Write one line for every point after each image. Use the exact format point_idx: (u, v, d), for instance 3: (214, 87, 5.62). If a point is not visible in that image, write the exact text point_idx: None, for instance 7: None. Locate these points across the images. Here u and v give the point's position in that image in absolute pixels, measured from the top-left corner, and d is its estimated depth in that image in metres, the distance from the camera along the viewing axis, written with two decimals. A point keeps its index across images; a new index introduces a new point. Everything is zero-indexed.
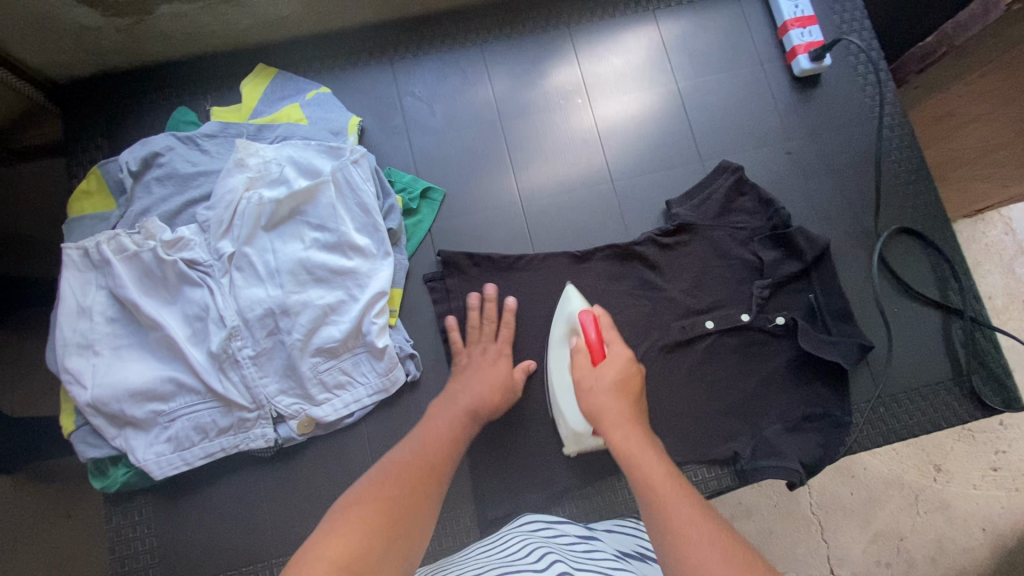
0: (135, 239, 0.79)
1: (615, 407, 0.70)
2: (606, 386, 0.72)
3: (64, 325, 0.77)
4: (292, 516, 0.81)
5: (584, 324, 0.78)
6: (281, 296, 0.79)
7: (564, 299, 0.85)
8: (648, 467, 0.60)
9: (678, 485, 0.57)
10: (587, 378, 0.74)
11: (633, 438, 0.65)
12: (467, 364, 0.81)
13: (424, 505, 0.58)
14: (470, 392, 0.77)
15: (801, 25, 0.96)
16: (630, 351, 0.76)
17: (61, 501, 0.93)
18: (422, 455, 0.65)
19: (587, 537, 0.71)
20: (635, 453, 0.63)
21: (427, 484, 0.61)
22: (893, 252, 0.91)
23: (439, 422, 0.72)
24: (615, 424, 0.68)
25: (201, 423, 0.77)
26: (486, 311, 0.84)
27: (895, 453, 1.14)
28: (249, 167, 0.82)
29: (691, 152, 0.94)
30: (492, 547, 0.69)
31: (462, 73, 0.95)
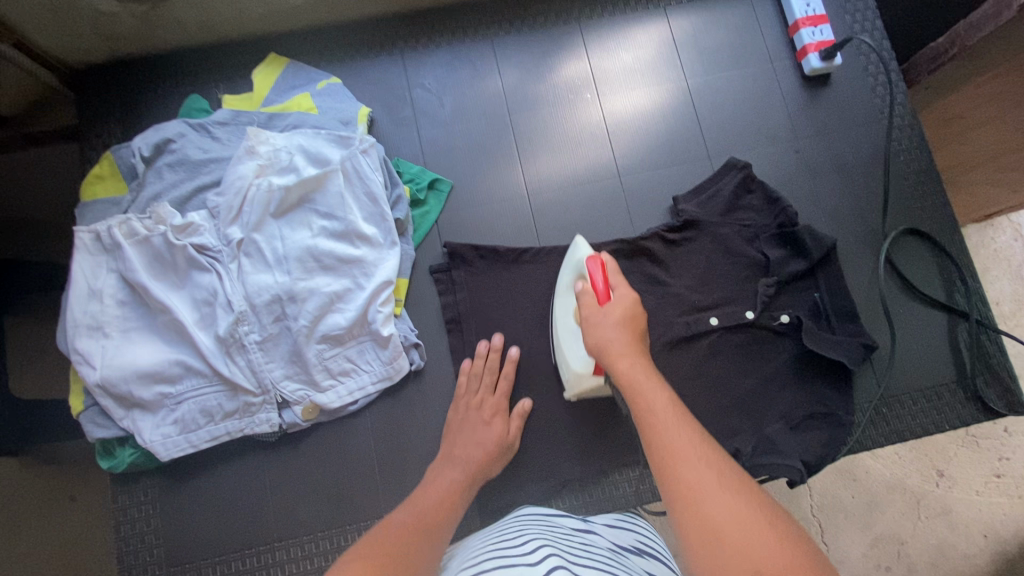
0: (146, 223, 0.80)
1: (622, 343, 0.66)
2: (613, 323, 0.67)
3: (75, 306, 0.79)
4: (294, 501, 0.82)
5: (591, 271, 0.74)
6: (288, 283, 0.79)
7: (573, 248, 0.83)
8: (655, 402, 0.58)
9: (686, 422, 0.55)
10: (593, 314, 0.69)
11: (639, 372, 0.62)
12: (466, 417, 0.81)
13: (425, 556, 0.56)
14: (464, 448, 0.78)
15: (813, 23, 0.96)
16: (635, 293, 0.70)
17: (62, 484, 0.95)
18: (423, 517, 0.64)
19: (583, 531, 0.70)
20: (641, 390, 0.60)
21: (426, 541, 0.59)
22: (900, 253, 0.91)
23: (436, 486, 0.72)
24: (620, 356, 0.64)
25: (207, 406, 0.78)
26: (490, 360, 0.84)
27: (897, 457, 1.13)
28: (259, 154, 0.82)
29: (699, 149, 0.94)
30: (488, 538, 0.69)
31: (472, 65, 0.95)
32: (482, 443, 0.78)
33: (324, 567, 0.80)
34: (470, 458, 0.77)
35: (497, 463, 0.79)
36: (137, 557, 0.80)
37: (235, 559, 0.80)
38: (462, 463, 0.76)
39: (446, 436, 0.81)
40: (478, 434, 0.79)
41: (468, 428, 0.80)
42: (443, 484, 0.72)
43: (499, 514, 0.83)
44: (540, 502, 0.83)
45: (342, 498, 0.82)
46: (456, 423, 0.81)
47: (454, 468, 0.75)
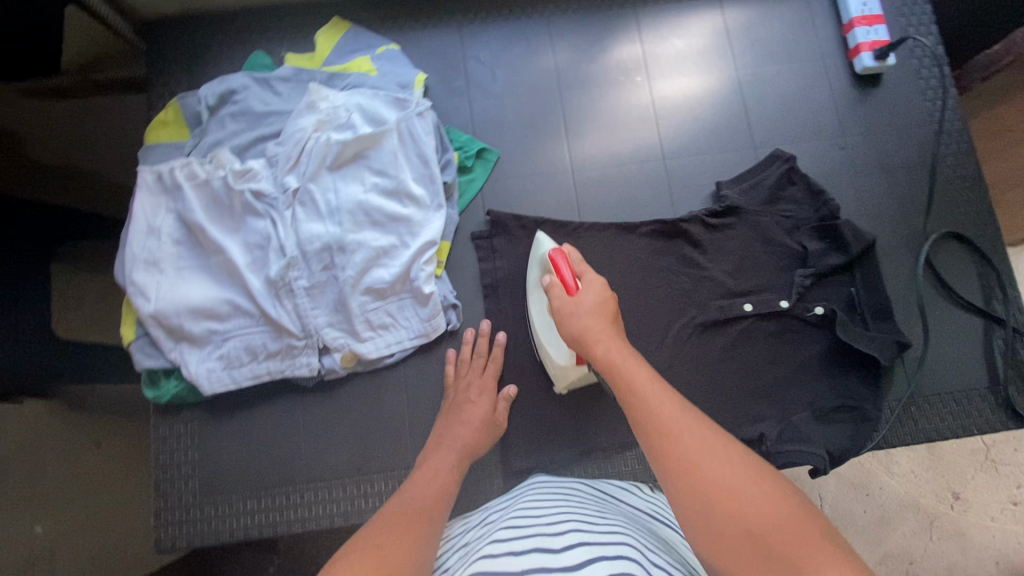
0: (206, 167, 0.84)
1: (600, 328, 0.66)
2: (586, 309, 0.68)
3: (134, 240, 0.82)
4: (325, 447, 0.85)
5: (556, 263, 0.75)
6: (338, 233, 0.82)
7: (538, 244, 0.84)
8: (634, 377, 0.61)
9: (665, 392, 0.59)
10: (566, 307, 0.69)
11: (615, 352, 0.64)
12: (458, 403, 0.81)
13: (426, 540, 0.56)
14: (457, 425, 0.79)
15: (868, 22, 0.96)
16: (602, 277, 0.73)
17: (94, 429, 0.98)
18: (417, 501, 0.63)
19: (596, 500, 0.71)
20: (617, 364, 0.63)
21: (423, 523, 0.59)
22: (940, 256, 0.91)
23: (434, 467, 0.72)
24: (598, 340, 0.65)
25: (252, 345, 0.81)
26: (478, 347, 0.85)
27: (914, 476, 1.13)
28: (319, 110, 0.85)
29: (746, 138, 0.95)
30: (500, 511, 0.69)
31: (528, 41, 0.98)
32: (470, 420, 0.79)
33: (349, 510, 0.83)
34: (460, 436, 0.78)
35: (492, 433, 0.81)
36: (173, 485, 0.84)
37: (265, 495, 0.84)
38: (462, 440, 0.77)
39: (442, 419, 0.81)
40: (473, 414, 0.80)
41: (461, 411, 0.80)
42: (437, 462, 0.73)
43: (520, 477, 0.85)
44: (562, 470, 0.86)
45: (371, 447, 0.85)
46: (452, 407, 0.81)
47: (456, 440, 0.77)
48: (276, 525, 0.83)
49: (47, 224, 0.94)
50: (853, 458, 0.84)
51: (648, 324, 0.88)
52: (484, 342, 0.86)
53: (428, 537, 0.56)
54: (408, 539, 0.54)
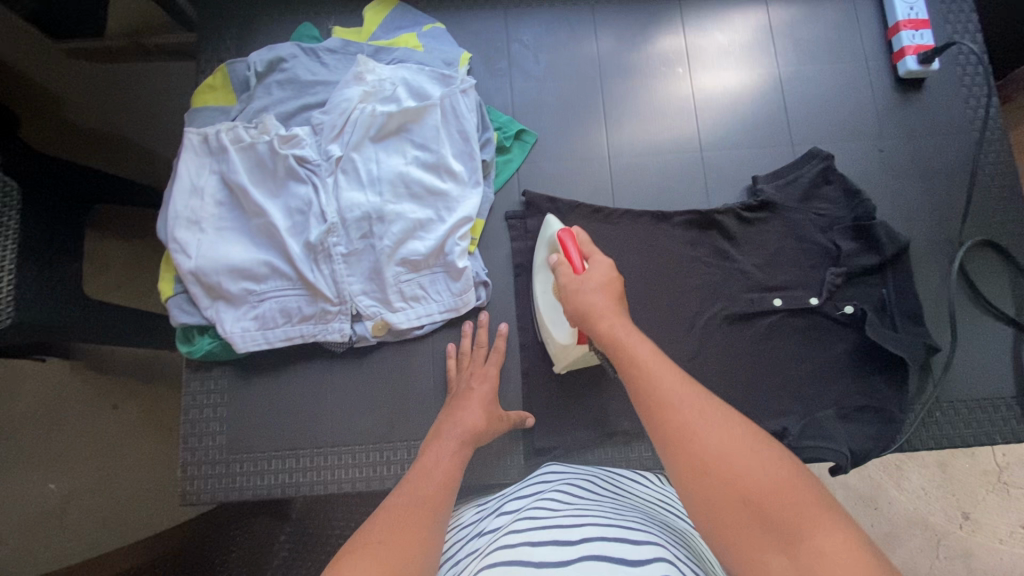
0: (252, 132, 0.85)
1: (605, 304, 0.65)
2: (593, 287, 0.67)
3: (178, 198, 0.84)
4: (352, 413, 0.86)
5: (565, 244, 0.74)
6: (378, 203, 0.84)
7: (546, 226, 0.85)
8: (638, 353, 0.59)
9: (668, 366, 0.57)
10: (571, 283, 0.69)
11: (619, 329, 0.62)
12: (463, 392, 0.81)
13: (435, 535, 0.55)
14: (465, 409, 0.78)
15: (914, 27, 0.96)
16: (611, 258, 0.70)
17: (109, 394, 1.22)
18: (427, 493, 0.61)
19: (610, 494, 0.70)
20: (620, 340, 0.61)
21: (437, 515, 0.58)
22: (973, 264, 0.91)
23: (444, 452, 0.70)
24: (602, 316, 0.64)
25: (288, 307, 0.83)
26: (479, 339, 0.86)
27: (924, 494, 1.16)
28: (366, 82, 0.87)
29: (783, 136, 0.95)
30: (515, 499, 0.68)
31: (571, 28, 0.98)
32: (477, 401, 0.79)
33: (370, 476, 0.85)
34: (465, 420, 0.76)
35: (497, 417, 0.80)
36: (202, 440, 0.86)
37: (288, 457, 0.85)
38: (471, 422, 0.76)
39: (446, 408, 0.80)
40: (478, 400, 0.79)
41: (466, 398, 0.80)
42: (440, 448, 0.71)
43: (540, 456, 0.86)
44: (583, 453, 0.87)
45: (397, 415, 0.86)
46: (459, 395, 0.80)
47: (468, 422, 0.75)
48: (298, 486, 0.84)
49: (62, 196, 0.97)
50: (874, 459, 0.84)
51: (676, 314, 0.89)
52: (483, 333, 0.86)
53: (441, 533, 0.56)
54: (418, 527, 0.55)
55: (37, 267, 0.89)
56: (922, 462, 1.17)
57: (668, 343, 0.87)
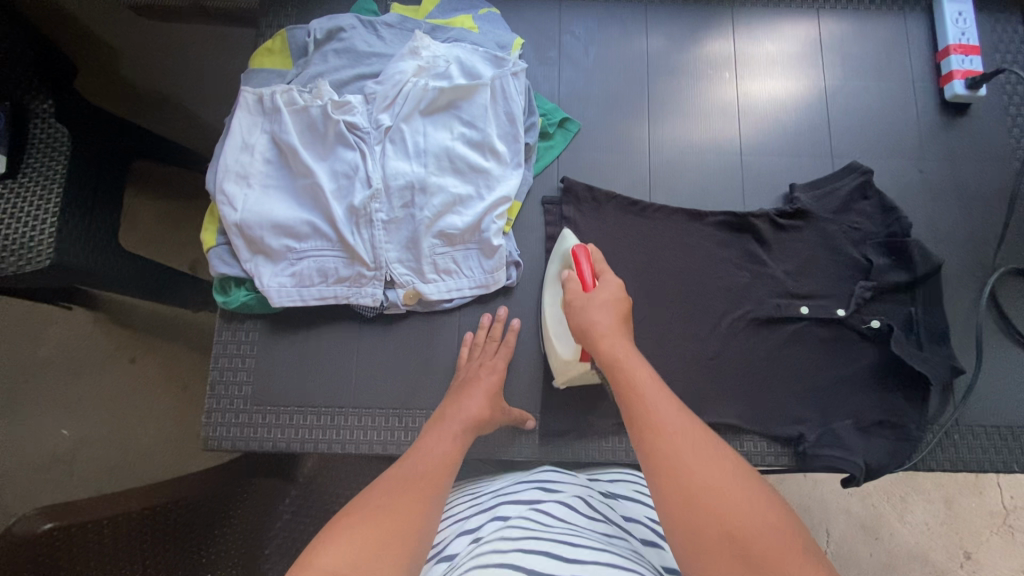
0: (306, 96, 0.88)
1: (608, 324, 0.71)
2: (599, 306, 0.73)
3: (229, 153, 0.87)
4: (375, 377, 0.88)
5: (578, 259, 0.79)
6: (422, 174, 0.86)
7: (562, 239, 0.87)
8: (637, 380, 0.63)
9: (664, 394, 0.62)
10: (578, 300, 0.75)
11: (620, 349, 0.68)
12: (470, 380, 0.82)
13: (427, 515, 0.58)
14: (475, 399, 0.79)
15: (964, 51, 0.96)
16: (621, 279, 0.77)
17: (129, 347, 1.25)
18: (422, 477, 0.64)
19: (606, 506, 0.70)
20: (622, 360, 0.66)
21: (432, 493, 0.61)
22: (1004, 292, 0.90)
23: (443, 436, 0.72)
24: (604, 338, 0.69)
25: (325, 267, 0.85)
26: (493, 331, 0.87)
27: (928, 529, 1.15)
28: (420, 57, 0.89)
29: (824, 147, 0.96)
30: (508, 498, 0.69)
31: (623, 24, 1.00)
32: (483, 391, 0.80)
33: (387, 441, 0.86)
34: (473, 409, 0.77)
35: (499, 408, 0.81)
36: (227, 389, 0.88)
37: (308, 414, 0.87)
38: (473, 410, 0.77)
39: (452, 393, 0.81)
40: (484, 391, 0.80)
41: (470, 385, 0.81)
42: (441, 438, 0.72)
43: (554, 439, 0.87)
44: (596, 439, 0.88)
45: (417, 384, 0.88)
46: (467, 382, 0.82)
47: (471, 411, 0.77)
48: (316, 443, 0.86)
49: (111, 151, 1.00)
50: (887, 473, 0.84)
51: (701, 312, 0.90)
52: (500, 326, 0.87)
53: (433, 518, 0.59)
54: (407, 501, 0.59)
55: (78, 216, 0.92)
56: (927, 496, 1.16)
57: (690, 340, 0.88)
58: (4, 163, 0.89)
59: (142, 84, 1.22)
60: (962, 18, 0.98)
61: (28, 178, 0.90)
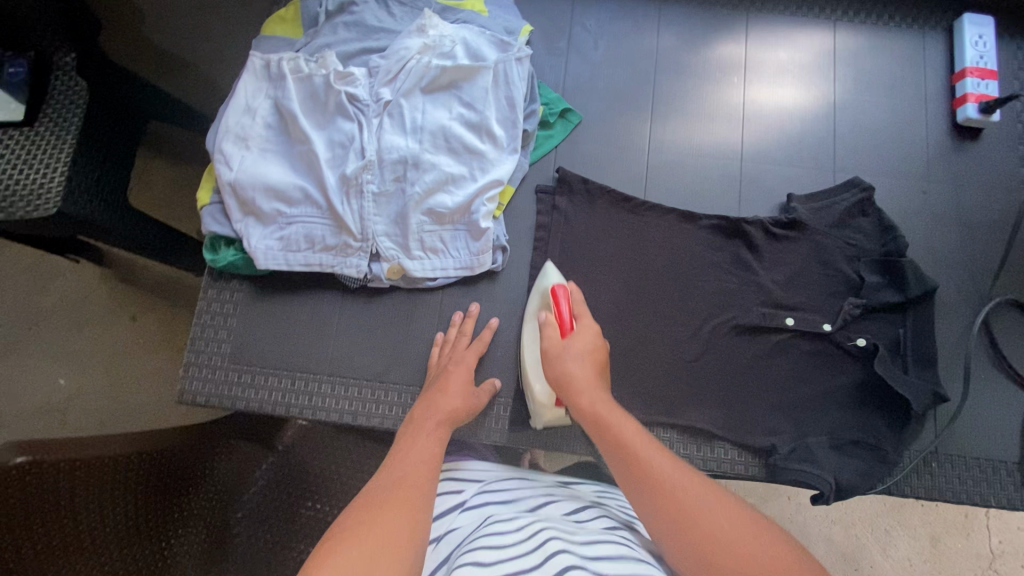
0: (311, 65, 0.88)
1: (583, 376, 0.70)
2: (576, 354, 0.72)
3: (231, 114, 0.88)
4: (355, 348, 0.89)
5: (557, 298, 0.79)
6: (416, 150, 0.86)
7: (542, 275, 0.87)
8: (623, 434, 0.63)
9: (654, 448, 0.62)
10: (556, 348, 0.74)
11: (601, 405, 0.66)
12: (440, 376, 0.82)
13: (416, 528, 0.56)
14: (451, 393, 0.79)
15: (980, 75, 0.94)
16: (598, 324, 0.77)
17: (130, 306, 1.27)
18: (407, 485, 0.61)
19: (572, 500, 0.71)
20: (605, 417, 0.65)
21: (420, 494, 0.60)
22: (998, 323, 0.88)
23: (422, 433, 0.72)
24: (582, 390, 0.69)
25: (312, 234, 0.86)
26: (464, 328, 0.87)
27: (909, 566, 1.12)
28: (427, 35, 0.90)
29: (827, 160, 0.94)
30: (476, 514, 0.68)
31: (636, 21, 1.00)
32: (460, 385, 0.80)
33: (358, 411, 0.88)
34: (449, 402, 0.77)
35: (478, 399, 0.81)
36: (208, 344, 0.89)
37: (284, 376, 0.89)
38: (448, 404, 0.77)
39: (424, 392, 0.81)
40: (456, 381, 0.81)
41: (442, 382, 0.80)
42: (423, 436, 0.71)
43: (524, 426, 0.87)
44: (566, 431, 0.87)
45: (395, 358, 0.89)
46: (438, 378, 0.82)
47: (446, 405, 0.76)
48: (291, 407, 0.88)
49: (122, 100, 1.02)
50: (860, 495, 0.82)
51: (684, 314, 0.89)
52: (469, 322, 0.87)
53: (424, 521, 0.57)
54: (397, 507, 0.57)
55: (87, 167, 0.93)
56: (913, 532, 1.14)
57: (671, 341, 0.87)
58: (21, 113, 0.91)
59: (161, 45, 1.24)
60: (982, 41, 0.95)
61: (44, 128, 0.91)
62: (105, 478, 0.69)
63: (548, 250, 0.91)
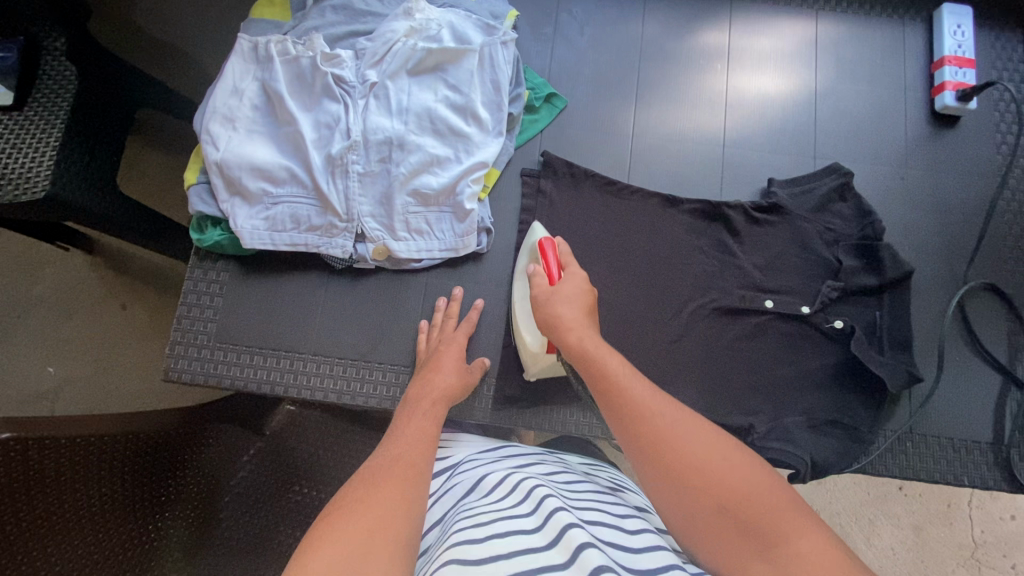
0: (298, 47, 0.89)
1: (572, 316, 0.71)
2: (565, 298, 0.73)
3: (218, 95, 0.88)
4: (340, 328, 0.90)
5: (545, 251, 0.80)
6: (402, 131, 0.87)
7: (530, 232, 0.88)
8: (608, 368, 0.64)
9: (638, 381, 0.62)
10: (543, 294, 0.75)
11: (589, 341, 0.68)
12: (432, 355, 0.83)
13: (414, 504, 0.57)
14: (444, 372, 0.80)
15: (958, 64, 0.96)
16: (586, 271, 0.78)
17: (120, 293, 1.27)
18: (406, 461, 0.62)
19: (563, 465, 0.73)
20: (592, 352, 0.66)
21: (416, 475, 0.61)
22: (973, 306, 0.90)
23: (419, 412, 0.73)
24: (570, 328, 0.70)
25: (298, 214, 0.87)
26: (450, 311, 0.88)
27: (892, 552, 1.14)
28: (414, 18, 0.90)
29: (807, 146, 0.96)
30: (469, 478, 0.70)
31: (622, 8, 1.01)
32: (454, 363, 0.82)
33: (343, 391, 0.88)
34: (449, 380, 0.79)
35: (469, 380, 0.83)
36: (193, 324, 0.90)
37: (270, 356, 0.89)
38: (441, 382, 0.79)
39: (418, 373, 0.82)
40: (449, 359, 0.82)
41: (433, 361, 0.82)
42: (418, 416, 0.72)
43: (506, 405, 0.88)
44: (548, 410, 0.88)
45: (380, 338, 0.90)
46: (430, 358, 0.83)
47: (441, 383, 0.78)
48: (276, 385, 0.88)
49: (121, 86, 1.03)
50: (834, 474, 0.84)
51: (665, 296, 0.90)
52: (455, 305, 0.89)
53: (419, 503, 0.58)
54: (393, 487, 0.58)
55: (77, 152, 0.93)
56: (896, 521, 1.16)
57: (652, 323, 0.89)
58: (10, 97, 0.92)
59: (148, 29, 1.24)
60: (960, 31, 0.97)
61: (33, 113, 0.92)
62: (83, 457, 0.68)
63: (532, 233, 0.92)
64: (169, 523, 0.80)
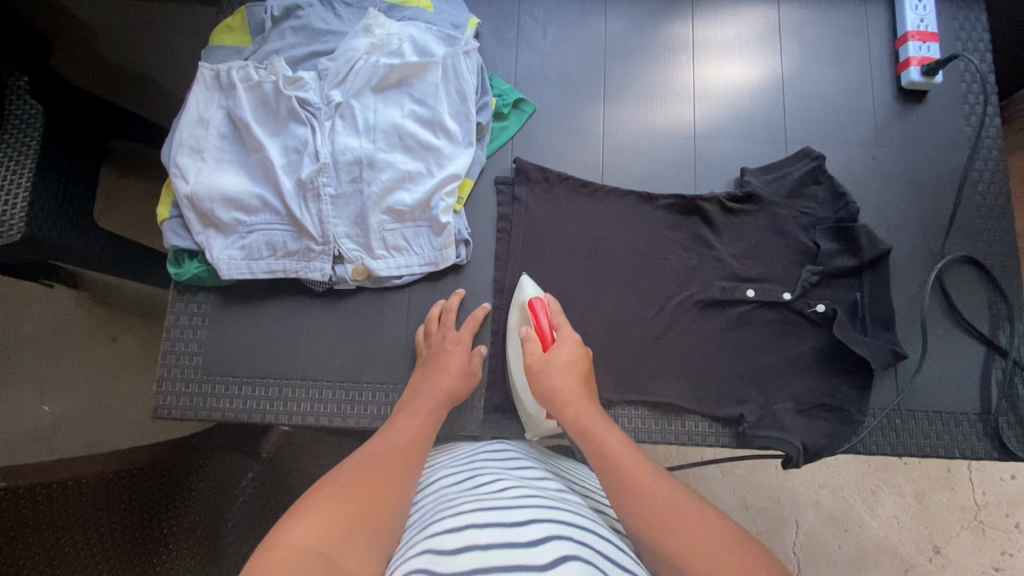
0: (261, 72, 0.88)
1: (570, 389, 0.73)
2: (562, 368, 0.75)
3: (184, 128, 0.87)
4: (326, 349, 0.90)
5: (535, 311, 0.82)
6: (371, 149, 0.87)
7: (519, 288, 0.87)
8: (607, 443, 0.65)
9: (635, 458, 0.63)
10: (537, 362, 0.76)
11: (586, 417, 0.69)
12: (437, 354, 0.83)
13: (397, 501, 0.58)
14: (447, 374, 0.81)
15: (922, 38, 0.96)
16: (577, 334, 0.80)
17: (110, 327, 1.26)
18: (397, 457, 0.64)
19: (553, 475, 0.72)
20: (592, 429, 0.68)
21: (405, 469, 0.63)
22: (952, 280, 0.90)
23: (416, 412, 0.75)
24: (568, 402, 0.72)
25: (273, 241, 0.86)
26: (449, 307, 0.88)
27: (898, 523, 1.15)
28: (374, 35, 0.90)
29: (778, 132, 0.96)
30: (460, 473, 0.69)
31: (584, 8, 1.01)
32: (448, 369, 0.81)
33: (333, 413, 0.88)
34: (443, 386, 0.79)
35: (467, 386, 0.82)
36: (178, 358, 0.89)
37: (258, 385, 0.89)
38: (438, 386, 0.79)
39: (420, 369, 0.83)
40: (453, 361, 0.82)
41: (437, 361, 0.82)
42: (415, 420, 0.73)
43: (498, 413, 0.88)
44: None
45: (367, 357, 0.90)
46: (431, 357, 0.83)
47: (441, 386, 0.79)
48: (266, 412, 0.88)
49: (98, 128, 1.01)
50: (828, 456, 0.84)
51: (648, 292, 0.90)
52: (454, 302, 0.88)
53: (404, 496, 0.59)
54: (384, 476, 0.60)
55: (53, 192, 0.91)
56: (898, 490, 1.17)
57: (637, 321, 0.89)
58: None
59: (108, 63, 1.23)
60: (922, 5, 0.97)
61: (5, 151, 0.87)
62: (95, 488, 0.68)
63: (512, 240, 0.92)
64: (168, 559, 0.77)
